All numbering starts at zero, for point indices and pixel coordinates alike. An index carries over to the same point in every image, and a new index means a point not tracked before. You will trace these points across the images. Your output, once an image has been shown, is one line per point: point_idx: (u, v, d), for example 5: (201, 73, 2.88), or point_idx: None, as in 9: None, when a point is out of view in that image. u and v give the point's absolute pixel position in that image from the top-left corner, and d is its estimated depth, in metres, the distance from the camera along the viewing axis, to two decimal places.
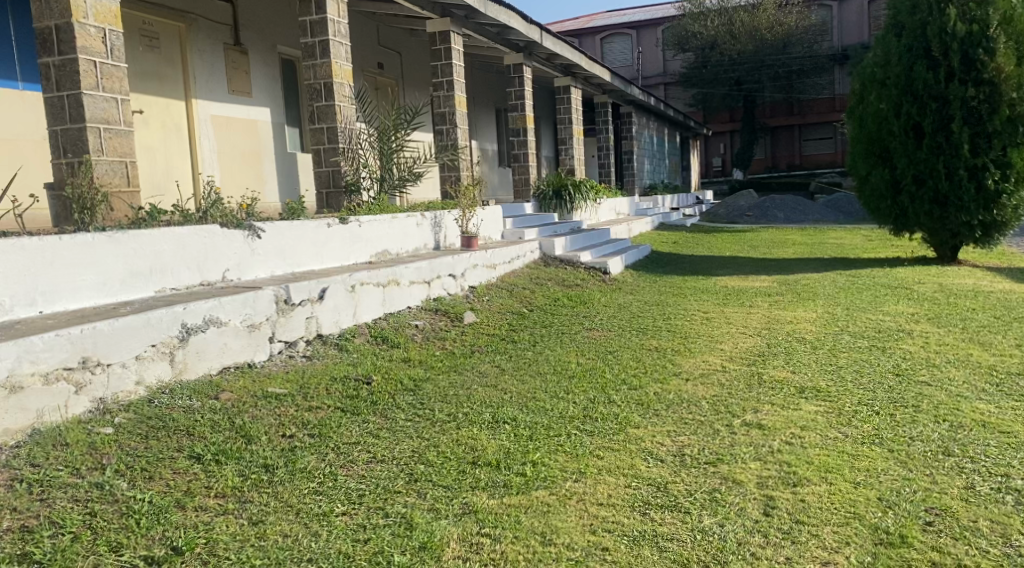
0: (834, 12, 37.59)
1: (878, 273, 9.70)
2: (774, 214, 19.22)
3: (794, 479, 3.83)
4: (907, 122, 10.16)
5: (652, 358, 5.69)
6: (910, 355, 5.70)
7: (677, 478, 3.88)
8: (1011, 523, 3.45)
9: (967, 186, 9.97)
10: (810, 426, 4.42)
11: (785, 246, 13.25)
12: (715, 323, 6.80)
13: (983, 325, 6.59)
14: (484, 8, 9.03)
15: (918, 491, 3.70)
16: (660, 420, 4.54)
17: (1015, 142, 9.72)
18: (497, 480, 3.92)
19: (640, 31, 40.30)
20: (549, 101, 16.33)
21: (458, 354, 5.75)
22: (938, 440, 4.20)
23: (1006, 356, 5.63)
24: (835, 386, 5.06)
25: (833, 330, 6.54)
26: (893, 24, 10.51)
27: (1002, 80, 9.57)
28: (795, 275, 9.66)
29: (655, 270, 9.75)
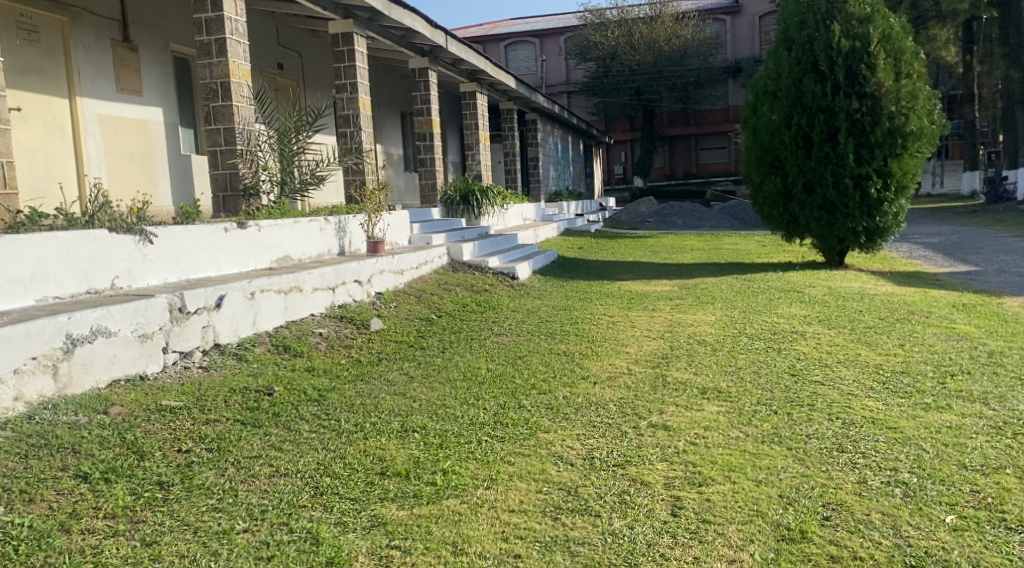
0: (727, 27, 39.01)
1: (771, 277, 10.00)
2: (673, 220, 19.71)
3: (701, 479, 3.87)
4: (798, 132, 10.53)
5: (561, 362, 5.68)
6: (804, 355, 5.89)
7: (587, 482, 3.86)
8: (901, 514, 3.53)
9: (853, 195, 10.42)
10: (713, 426, 4.48)
11: (685, 251, 13.55)
12: (620, 326, 6.86)
13: (869, 325, 6.89)
14: (388, 11, 8.89)
15: (816, 487, 3.77)
16: (569, 424, 4.53)
17: (895, 153, 10.23)
18: (407, 491, 3.81)
19: (543, 40, 40.76)
20: (454, 105, 16.24)
21: (364, 362, 5.59)
22: (832, 437, 4.32)
23: (892, 356, 5.88)
24: (734, 387, 5.16)
25: (732, 332, 6.69)
26: (785, 38, 10.85)
27: (883, 94, 10.08)
28: (694, 279, 9.87)
29: (561, 275, 9.78)
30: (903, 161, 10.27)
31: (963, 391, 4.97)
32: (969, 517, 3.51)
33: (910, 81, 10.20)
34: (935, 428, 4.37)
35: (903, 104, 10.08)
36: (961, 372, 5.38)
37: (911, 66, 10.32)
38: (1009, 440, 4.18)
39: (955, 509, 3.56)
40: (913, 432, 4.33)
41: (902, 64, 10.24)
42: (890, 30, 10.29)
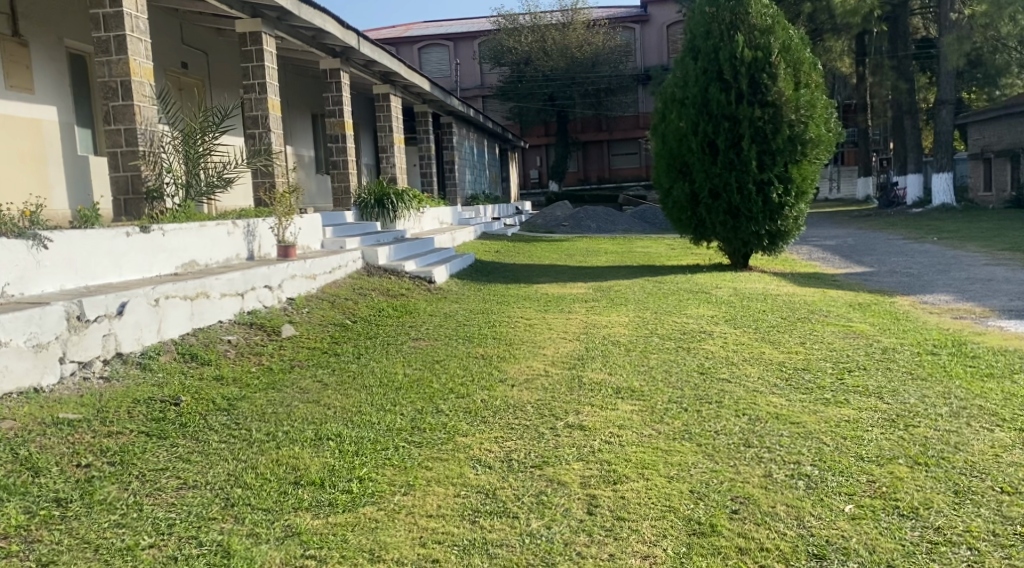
0: (636, 35, 39.88)
1: (680, 279, 10.22)
2: (587, 224, 19.96)
3: (616, 477, 3.91)
4: (704, 139, 10.82)
5: (478, 366, 5.67)
6: (712, 354, 6.04)
7: (505, 484, 3.86)
8: (804, 505, 3.63)
9: (756, 200, 10.75)
10: (627, 425, 4.55)
11: (598, 254, 13.72)
12: (537, 329, 6.90)
13: (773, 325, 7.11)
14: (297, 11, 8.72)
15: (725, 482, 3.86)
16: (487, 426, 4.52)
17: (794, 159, 10.62)
18: (321, 499, 3.73)
19: (456, 43, 40.74)
20: (368, 107, 16.05)
21: (276, 370, 5.45)
22: (739, 432, 4.44)
23: (795, 353, 6.09)
24: (647, 386, 5.25)
25: (644, 333, 6.80)
26: (691, 47, 11.13)
27: (783, 102, 10.45)
28: (607, 282, 9.99)
29: (478, 278, 9.77)
30: (802, 167, 10.66)
31: (859, 386, 5.19)
32: (866, 505, 3.62)
33: (809, 91, 10.61)
34: (834, 423, 4.54)
35: (802, 112, 10.48)
36: (857, 368, 5.62)
37: (809, 76, 10.73)
38: (902, 432, 4.38)
39: (853, 499, 3.68)
40: (813, 426, 4.49)
41: (801, 74, 10.65)
42: (790, 41, 10.68)
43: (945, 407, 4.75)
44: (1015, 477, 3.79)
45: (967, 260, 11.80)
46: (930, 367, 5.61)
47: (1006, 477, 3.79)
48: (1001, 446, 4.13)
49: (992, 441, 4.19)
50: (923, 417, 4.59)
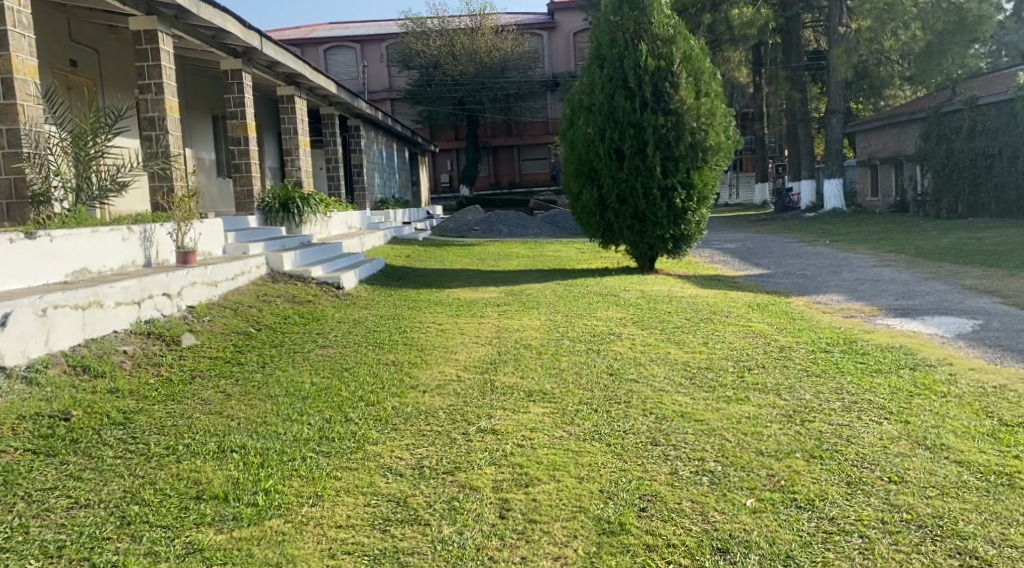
0: (544, 41, 40.30)
1: (589, 282, 10.34)
2: (498, 228, 20.03)
3: (527, 480, 3.91)
4: (610, 145, 10.97)
5: (388, 373, 5.57)
6: (620, 355, 6.13)
7: (416, 491, 3.80)
8: (709, 501, 3.69)
9: (660, 205, 10.98)
10: (538, 427, 4.55)
11: (510, 258, 13.75)
12: (448, 333, 6.86)
13: (677, 325, 7.26)
14: (196, 10, 8.43)
15: (633, 481, 3.90)
16: (398, 434, 4.45)
17: (696, 166, 10.89)
18: (225, 514, 3.59)
19: (364, 46, 40.30)
20: (272, 109, 15.67)
21: (175, 381, 5.23)
22: (646, 431, 4.50)
23: (699, 353, 6.22)
24: (558, 388, 5.28)
25: (554, 336, 6.84)
26: (597, 55, 11.28)
27: (685, 111, 10.72)
28: (519, 286, 10.00)
29: (388, 284, 9.65)
30: (703, 173, 10.95)
31: (759, 384, 5.33)
32: (767, 498, 3.70)
33: (709, 99, 10.90)
34: (735, 419, 4.65)
35: (703, 120, 10.77)
36: (757, 367, 5.78)
37: (710, 85, 11.02)
38: (798, 427, 4.51)
39: (755, 492, 3.76)
40: (716, 423, 4.59)
41: (702, 83, 10.92)
42: (691, 51, 10.95)
43: (837, 402, 4.93)
44: (901, 466, 3.94)
45: (857, 262, 12.34)
46: (824, 363, 5.83)
47: (894, 467, 3.94)
48: (888, 439, 4.30)
49: (880, 434, 4.37)
50: (818, 413, 4.74)
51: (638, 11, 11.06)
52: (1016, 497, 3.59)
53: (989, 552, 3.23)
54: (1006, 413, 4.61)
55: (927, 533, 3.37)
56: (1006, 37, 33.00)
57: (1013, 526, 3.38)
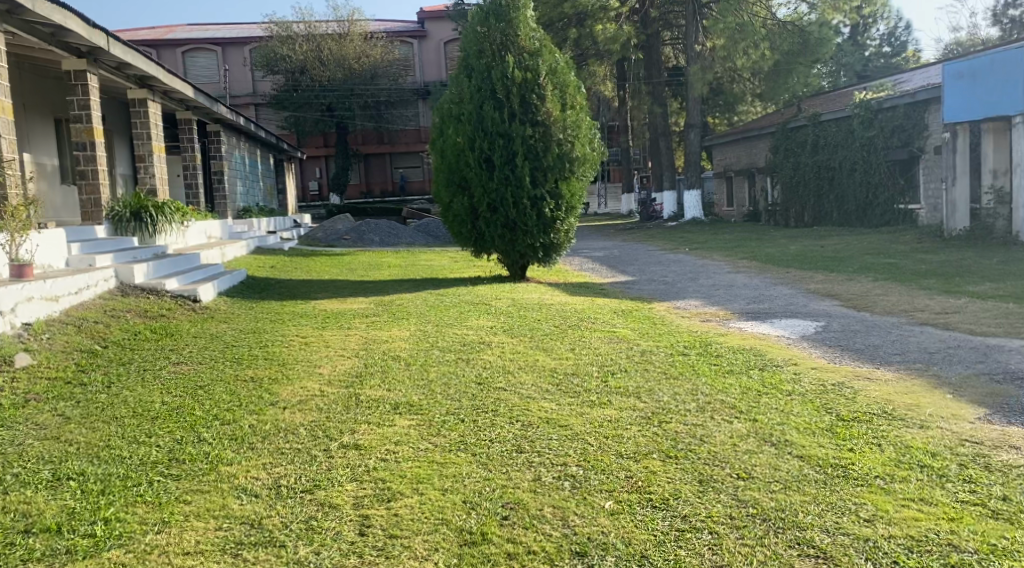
0: (414, 50, 40.29)
1: (461, 292, 10.33)
2: (370, 237, 19.83)
3: (389, 494, 3.85)
4: (480, 155, 11.00)
5: (246, 390, 5.36)
6: (490, 363, 6.15)
7: (272, 512, 3.67)
8: (569, 506, 3.75)
9: (530, 214, 11.09)
10: (403, 440, 4.50)
11: (380, 268, 13.61)
12: (312, 346, 6.70)
13: (545, 333, 7.35)
14: (33, 5, 7.90)
15: (496, 489, 3.92)
16: (255, 453, 4.29)
17: (564, 177, 11.12)
18: (58, 548, 3.36)
19: (225, 48, 38.99)
20: (123, 113, 14.89)
21: (7, 406, 4.86)
22: (512, 439, 4.53)
23: (565, 359, 6.32)
24: (425, 399, 5.24)
25: (424, 346, 6.79)
26: (465, 65, 11.31)
27: (552, 122, 10.95)
28: (389, 296, 9.89)
29: (250, 296, 9.33)
30: (571, 184, 11.18)
31: (620, 387, 5.48)
32: (624, 500, 3.80)
33: (574, 112, 11.18)
34: (598, 423, 4.76)
35: (569, 132, 11.04)
36: (620, 370, 5.94)
37: (575, 98, 11.32)
38: (656, 428, 4.66)
39: (613, 495, 3.85)
40: (579, 428, 4.68)
41: (568, 95, 11.20)
42: (556, 65, 11.21)
43: (693, 403, 5.12)
44: (749, 463, 4.13)
45: (714, 269, 12.89)
46: (681, 366, 6.05)
47: (743, 464, 4.13)
48: (737, 437, 4.50)
49: (730, 432, 4.56)
50: (675, 414, 4.91)
51: (505, 23, 11.21)
52: (850, 488, 3.82)
53: (823, 540, 3.39)
54: (843, 408, 4.92)
55: (770, 526, 3.52)
56: (844, 59, 35.42)
57: (846, 514, 3.57)
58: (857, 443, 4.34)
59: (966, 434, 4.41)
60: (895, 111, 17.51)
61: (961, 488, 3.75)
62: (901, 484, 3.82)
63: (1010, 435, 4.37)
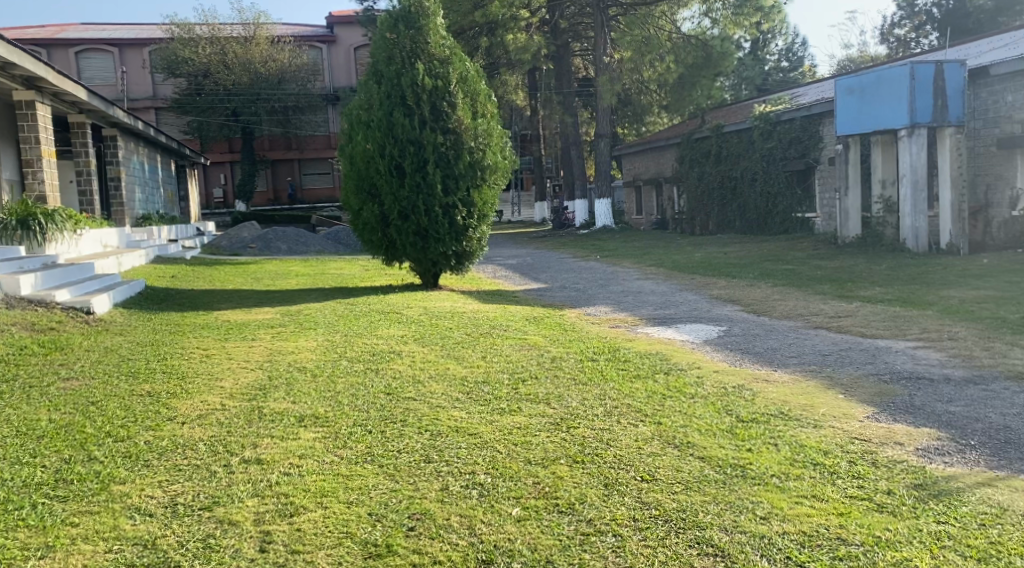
0: (324, 54, 39.88)
1: (371, 301, 10.22)
2: (277, 246, 19.44)
3: (292, 509, 3.77)
4: (391, 162, 10.87)
5: (143, 406, 5.16)
6: (399, 374, 6.09)
7: (167, 532, 3.54)
8: (476, 514, 3.74)
9: (442, 222, 11.06)
10: (307, 454, 4.41)
11: (288, 277, 13.35)
12: (214, 359, 6.50)
13: (457, 341, 7.34)
14: None
15: (403, 500, 3.87)
16: (150, 471, 4.13)
17: (475, 185, 11.15)
18: None
19: (123, 50, 37.68)
20: (9, 116, 14.16)
21: None
22: (420, 449, 4.49)
23: (476, 367, 6.33)
24: (332, 411, 5.15)
25: (331, 357, 6.68)
26: (373, 71, 11.17)
27: (463, 130, 10.97)
28: (296, 306, 9.72)
29: (149, 307, 9.02)
30: (483, 192, 11.22)
31: (531, 394, 5.51)
32: (531, 506, 3.82)
33: (485, 120, 11.27)
34: (507, 431, 4.77)
35: (480, 140, 11.08)
36: (530, 377, 5.97)
37: (485, 107, 11.39)
38: (564, 434, 4.71)
39: (521, 501, 3.87)
40: (488, 436, 4.68)
41: (478, 104, 11.27)
42: (466, 73, 11.25)
43: (600, 408, 5.19)
44: (653, 465, 4.21)
45: (624, 276, 13.14)
46: (590, 372, 6.13)
47: (646, 467, 4.21)
48: (643, 440, 4.59)
49: (636, 436, 4.65)
50: (583, 419, 4.97)
51: (415, 30, 11.16)
52: (748, 487, 3.94)
53: (722, 539, 3.48)
54: (742, 410, 5.08)
55: (672, 527, 3.60)
56: (745, 73, 36.72)
57: (744, 513, 3.68)
58: (755, 443, 4.48)
59: (854, 433, 4.60)
60: (793, 124, 18.19)
61: (850, 483, 3.92)
62: (795, 482, 3.96)
63: (895, 432, 4.59)
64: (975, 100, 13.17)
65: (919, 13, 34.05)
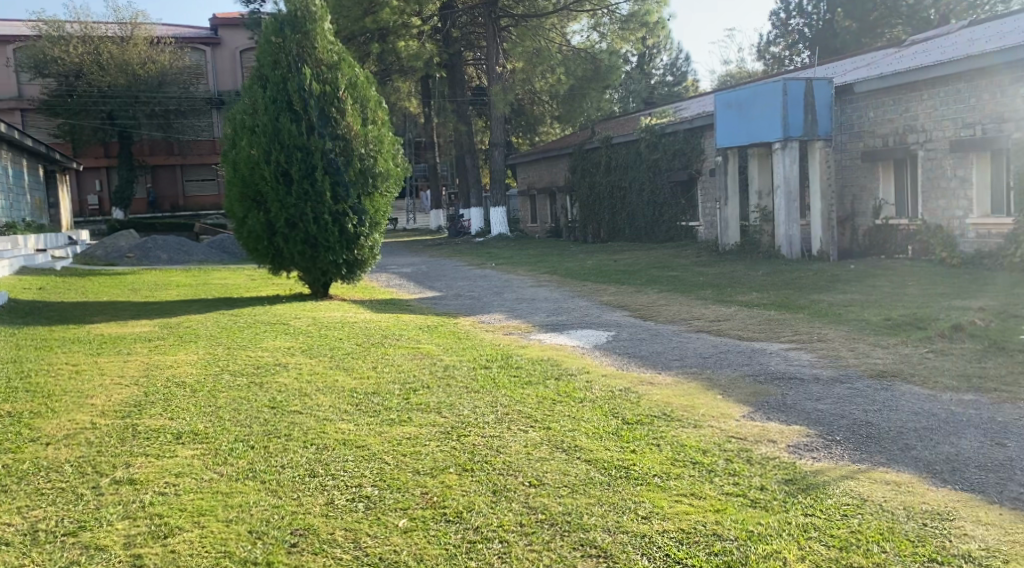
0: (206, 57, 38.77)
1: (257, 311, 9.95)
2: (157, 255, 18.74)
3: (166, 530, 3.63)
4: (277, 169, 10.61)
5: (2, 427, 4.86)
6: (285, 387, 5.94)
7: (25, 561, 3.36)
8: (361, 527, 3.69)
9: (331, 229, 10.88)
10: (185, 472, 4.25)
11: (169, 288, 12.85)
12: (84, 376, 6.19)
13: (347, 352, 7.22)
14: None
15: (285, 516, 3.78)
16: (9, 497, 3.90)
17: (366, 192, 11.02)
18: None
19: None
20: None
21: None
22: (304, 464, 4.40)
23: (365, 378, 6.24)
24: (212, 427, 4.98)
25: (213, 371, 6.46)
26: (258, 76, 10.90)
27: (352, 136, 10.82)
28: (176, 318, 9.37)
29: (13, 322, 8.50)
30: (374, 200, 11.11)
31: (421, 404, 5.48)
32: (418, 517, 3.80)
33: (375, 126, 11.14)
34: (396, 441, 4.73)
35: (371, 147, 10.95)
36: (422, 387, 5.93)
37: (376, 113, 11.26)
38: (453, 443, 4.70)
39: (407, 512, 3.84)
40: (377, 448, 4.62)
41: (368, 110, 11.13)
42: (355, 79, 11.14)
43: (491, 415, 5.21)
44: (540, 470, 4.26)
45: (517, 283, 13.26)
46: (483, 380, 6.13)
47: (534, 472, 4.25)
48: (532, 445, 4.64)
49: (525, 442, 4.69)
50: (473, 427, 4.98)
51: (301, 34, 10.95)
52: (631, 488, 4.03)
53: (605, 540, 3.54)
54: (628, 413, 5.20)
55: (557, 530, 3.65)
56: (632, 86, 37.93)
57: (626, 513, 3.76)
58: (639, 444, 4.60)
59: (731, 431, 4.78)
60: (677, 136, 18.81)
61: (726, 481, 4.07)
62: (676, 480, 4.08)
63: (769, 430, 4.80)
64: (842, 116, 13.93)
65: (793, 32, 35.86)
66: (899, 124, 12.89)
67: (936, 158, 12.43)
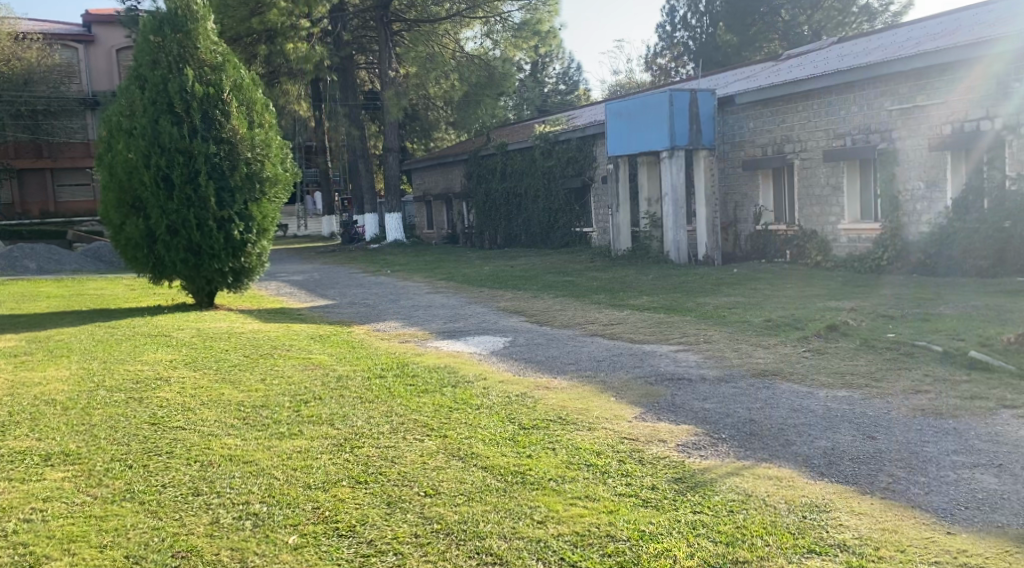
0: (79, 56, 36.97)
1: (136, 323, 9.52)
2: (25, 264, 17.67)
3: (31, 561, 3.40)
4: (157, 173, 10.18)
5: None
6: (167, 402, 5.68)
7: None
8: (247, 546, 3.56)
9: (216, 237, 10.49)
10: (54, 496, 4.00)
11: (40, 299, 12.14)
12: None
13: (233, 364, 6.97)
14: None
15: (166, 538, 3.61)
16: None
17: (253, 198, 10.69)
18: None
19: None
20: None
21: None
22: (188, 482, 4.22)
23: (254, 391, 6.03)
24: (86, 447, 4.71)
25: (87, 387, 6.12)
26: (136, 76, 10.44)
27: (238, 140, 10.48)
28: (45, 331, 8.85)
29: None
30: (262, 206, 10.78)
31: (313, 416, 5.34)
32: (308, 533, 3.69)
33: (263, 130, 10.81)
34: (286, 455, 4.59)
35: (257, 151, 10.62)
36: (314, 399, 5.78)
37: (262, 116, 10.93)
38: (346, 455, 4.60)
39: (297, 528, 3.73)
40: (265, 463, 4.48)
41: (254, 113, 10.80)
42: (240, 80, 10.79)
43: (385, 425, 5.13)
44: (436, 480, 4.22)
45: (412, 290, 13.16)
46: (377, 390, 6.01)
47: (429, 481, 4.20)
48: (427, 454, 4.58)
49: (420, 451, 4.64)
50: (368, 438, 4.89)
51: (182, 34, 10.55)
52: (527, 493, 4.04)
53: (500, 547, 3.54)
54: (524, 418, 5.21)
55: (452, 539, 3.61)
56: (525, 94, 38.33)
57: (522, 519, 3.76)
58: (534, 449, 4.62)
59: (624, 433, 4.86)
60: (569, 144, 19.07)
61: (619, 482, 4.12)
62: (571, 483, 4.12)
63: (659, 430, 4.90)
64: (724, 125, 14.44)
65: (678, 44, 37.03)
66: (777, 134, 13.46)
67: (811, 167, 13.03)
